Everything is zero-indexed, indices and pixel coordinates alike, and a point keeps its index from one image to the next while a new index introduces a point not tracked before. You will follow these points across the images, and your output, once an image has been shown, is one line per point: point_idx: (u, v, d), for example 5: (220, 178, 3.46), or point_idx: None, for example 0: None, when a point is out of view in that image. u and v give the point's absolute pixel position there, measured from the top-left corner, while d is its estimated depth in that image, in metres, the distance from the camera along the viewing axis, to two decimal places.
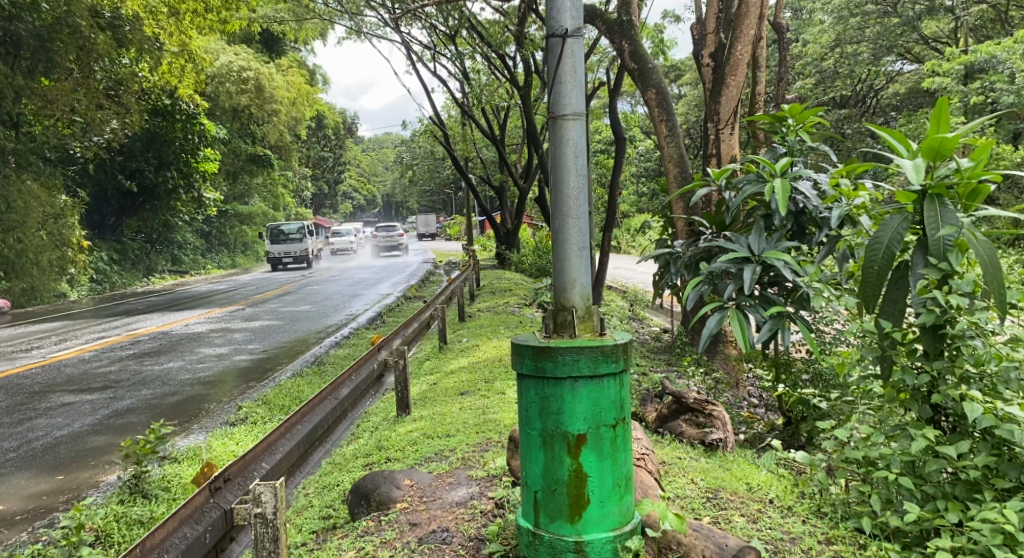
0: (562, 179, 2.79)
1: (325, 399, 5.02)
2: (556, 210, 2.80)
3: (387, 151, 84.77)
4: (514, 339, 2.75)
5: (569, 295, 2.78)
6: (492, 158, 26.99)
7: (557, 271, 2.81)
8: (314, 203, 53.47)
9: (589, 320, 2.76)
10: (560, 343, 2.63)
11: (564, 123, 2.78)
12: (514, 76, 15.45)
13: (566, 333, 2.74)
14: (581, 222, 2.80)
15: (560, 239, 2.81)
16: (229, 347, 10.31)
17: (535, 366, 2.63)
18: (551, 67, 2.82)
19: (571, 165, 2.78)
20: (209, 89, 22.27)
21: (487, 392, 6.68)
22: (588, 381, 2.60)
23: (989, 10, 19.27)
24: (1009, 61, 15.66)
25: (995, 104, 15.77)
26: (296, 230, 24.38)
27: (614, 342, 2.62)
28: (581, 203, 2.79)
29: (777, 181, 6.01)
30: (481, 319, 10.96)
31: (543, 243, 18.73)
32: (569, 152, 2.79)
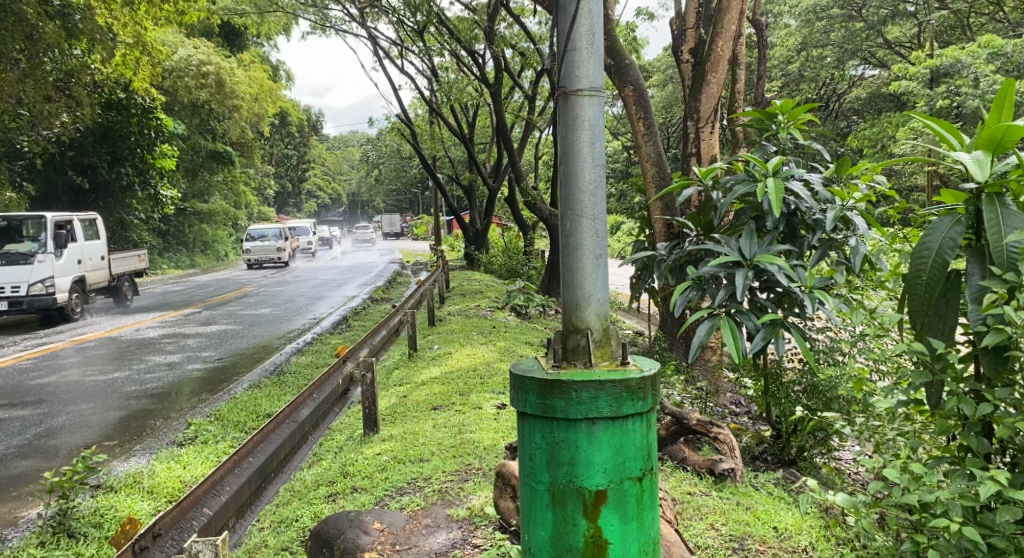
0: (575, 166, 2.40)
1: (282, 424, 4.41)
2: (568, 205, 2.40)
3: (352, 150, 84.04)
4: (513, 368, 2.33)
5: (584, 311, 2.37)
6: (460, 157, 26.45)
7: (568, 282, 2.40)
8: (278, 202, 52.35)
9: (607, 346, 2.36)
10: (572, 374, 2.23)
11: (579, 103, 2.40)
12: (484, 73, 14.92)
13: (579, 361, 2.34)
14: (597, 222, 2.40)
15: (572, 243, 2.41)
16: (181, 355, 9.60)
17: (543, 405, 2.21)
18: (562, 30, 2.42)
19: (587, 152, 2.40)
20: (166, 83, 21.28)
21: (463, 407, 6.16)
22: (609, 422, 2.19)
23: (951, 16, 19.44)
24: (974, 66, 15.72)
25: (959, 108, 15.74)
26: (33, 235, 11.84)
27: (642, 373, 2.21)
28: (597, 200, 2.41)
29: (771, 181, 5.53)
30: (452, 324, 10.45)
31: (514, 244, 18.39)
32: (584, 137, 2.40)
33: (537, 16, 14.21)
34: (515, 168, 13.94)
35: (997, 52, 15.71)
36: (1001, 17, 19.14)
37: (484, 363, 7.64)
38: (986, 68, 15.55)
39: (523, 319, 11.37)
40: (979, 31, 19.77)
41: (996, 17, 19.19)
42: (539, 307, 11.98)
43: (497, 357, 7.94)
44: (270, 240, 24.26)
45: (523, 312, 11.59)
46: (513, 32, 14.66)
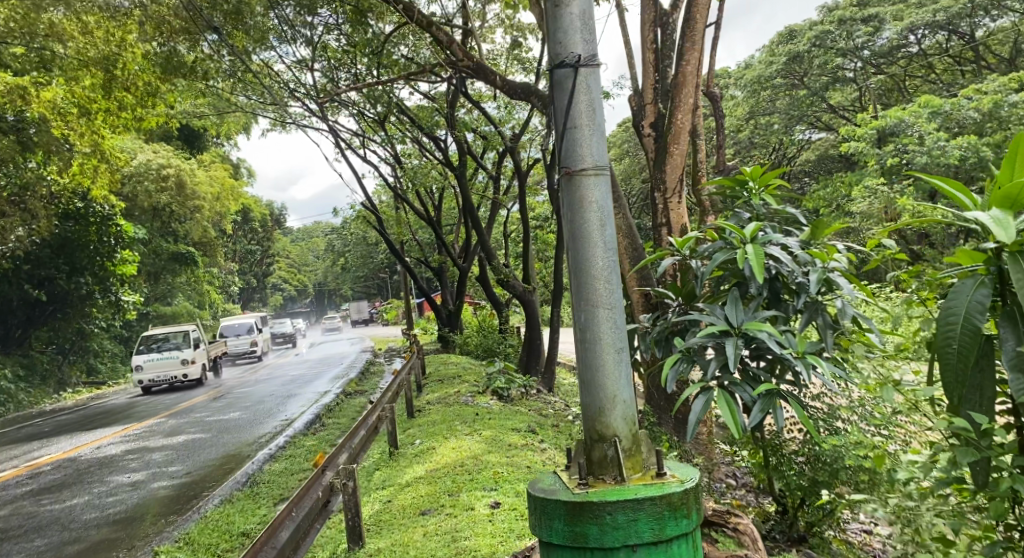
0: (587, 253, 2.59)
1: (262, 552, 3.93)
2: (583, 297, 2.59)
3: (317, 240, 83.75)
4: (534, 490, 2.48)
5: (609, 414, 2.55)
6: (428, 240, 26.35)
7: (590, 379, 2.58)
8: (243, 297, 51.47)
9: (636, 455, 2.54)
10: (603, 494, 2.38)
11: (585, 187, 2.61)
12: (448, 158, 14.92)
13: (607, 474, 2.51)
14: (615, 310, 2.59)
15: (590, 334, 2.59)
16: (146, 473, 9.05)
17: (574, 529, 2.37)
18: (563, 108, 2.64)
19: (597, 240, 2.59)
20: (125, 189, 21.12)
21: (454, 508, 5.77)
22: (650, 546, 2.35)
23: (885, 82, 20.42)
24: (916, 125, 16.31)
25: (908, 165, 16.22)
26: None
27: (684, 486, 2.40)
28: (612, 289, 2.60)
29: (750, 247, 5.37)
30: (433, 414, 10.03)
31: (488, 323, 18.14)
32: (593, 217, 2.60)
33: (496, 100, 14.34)
34: (485, 249, 13.74)
35: (935, 111, 16.51)
36: (933, 78, 20.08)
37: (471, 456, 7.28)
38: (929, 126, 16.11)
39: (505, 401, 11.05)
40: (914, 92, 20.65)
41: (927, 80, 20.11)
42: (521, 388, 11.65)
43: (484, 448, 7.57)
44: (171, 355, 17.74)
45: (505, 394, 11.29)
46: (474, 117, 14.75)
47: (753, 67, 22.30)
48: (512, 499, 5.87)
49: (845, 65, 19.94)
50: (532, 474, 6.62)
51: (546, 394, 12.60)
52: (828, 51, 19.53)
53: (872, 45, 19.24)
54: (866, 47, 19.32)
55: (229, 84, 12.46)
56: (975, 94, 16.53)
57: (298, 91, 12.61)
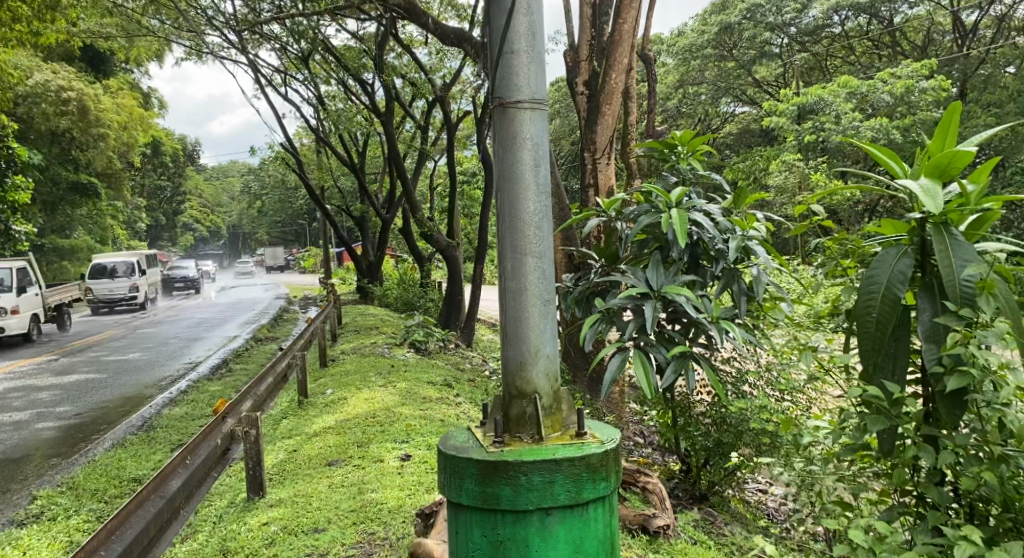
0: (517, 195, 2.49)
1: (145, 501, 3.62)
2: (511, 244, 2.49)
3: (233, 181, 80.85)
4: (444, 448, 2.38)
5: (531, 369, 2.48)
6: (350, 187, 25.68)
7: (513, 331, 2.50)
8: (151, 236, 49.32)
9: (557, 414, 2.48)
10: (520, 453, 2.29)
11: (521, 123, 2.49)
12: (374, 103, 14.42)
13: (524, 432, 2.43)
14: (542, 260, 2.50)
15: (517, 283, 2.49)
16: (30, 412, 8.58)
17: (484, 492, 2.27)
18: (499, 33, 2.52)
19: (529, 182, 2.49)
20: (19, 111, 19.58)
21: (363, 460, 5.62)
22: (566, 510, 2.27)
23: (810, 59, 20.85)
24: (835, 104, 16.71)
25: (825, 143, 16.68)
26: None
27: (604, 447, 2.33)
28: (541, 238, 2.50)
29: (675, 211, 5.29)
30: (346, 364, 9.80)
31: (408, 275, 17.86)
32: (527, 156, 2.49)
33: (427, 46, 13.89)
34: (409, 199, 13.41)
35: (852, 91, 16.82)
36: (853, 60, 20.58)
37: (383, 408, 7.12)
38: (846, 106, 16.48)
39: (422, 354, 10.91)
40: (835, 72, 21.13)
41: (848, 60, 20.63)
42: (439, 342, 11.52)
43: (398, 401, 7.40)
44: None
45: (422, 347, 11.13)
46: (403, 62, 14.30)
47: (685, 35, 22.38)
48: (422, 452, 5.74)
49: (773, 40, 20.26)
50: (444, 427, 6.51)
51: (463, 348, 12.52)
52: (758, 24, 19.74)
53: (800, 22, 19.56)
54: (794, 24, 19.64)
55: (139, 4, 11.62)
56: (890, 78, 16.91)
57: (215, 18, 11.91)
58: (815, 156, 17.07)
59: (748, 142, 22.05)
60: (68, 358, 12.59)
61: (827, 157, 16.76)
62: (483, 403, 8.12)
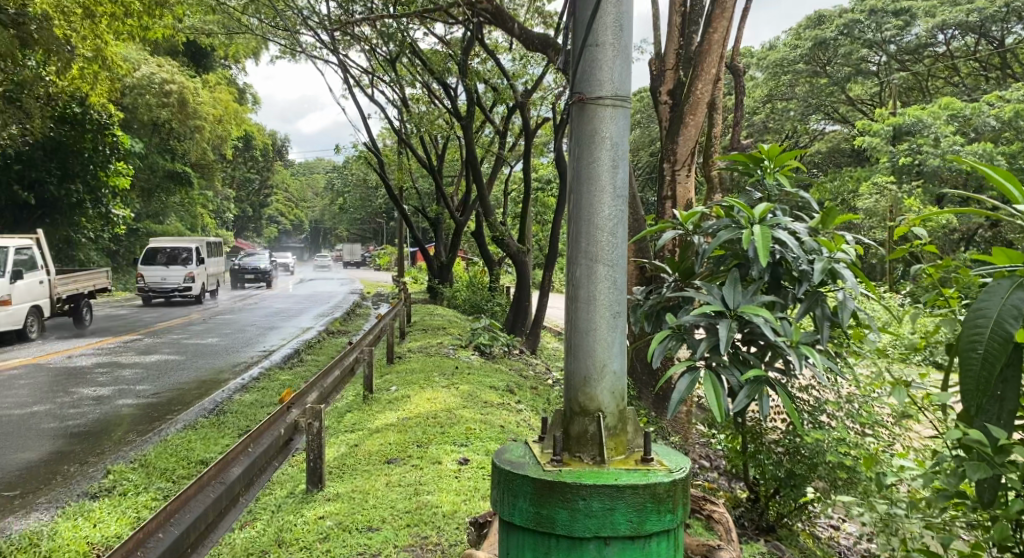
0: (592, 199, 2.40)
1: (205, 487, 3.55)
2: (582, 250, 2.41)
3: (318, 177, 83.00)
4: (500, 461, 2.33)
5: (595, 385, 2.39)
6: (428, 188, 25.94)
7: (580, 344, 2.41)
8: (237, 226, 50.99)
9: (620, 436, 2.38)
10: (578, 475, 2.21)
11: (601, 122, 2.41)
12: (456, 106, 14.49)
13: (585, 452, 2.35)
14: (614, 269, 2.41)
15: (586, 291, 2.41)
16: (112, 388, 8.90)
17: (539, 513, 2.20)
18: (584, 27, 2.44)
19: (604, 186, 2.40)
20: (125, 100, 20.52)
21: (421, 460, 5.57)
22: (625, 541, 2.18)
23: (909, 78, 20.02)
24: (934, 126, 15.94)
25: (920, 166, 15.97)
26: None
27: (672, 477, 2.22)
28: (615, 246, 2.41)
29: (758, 228, 5.04)
30: (412, 362, 9.83)
31: (478, 279, 17.88)
32: (604, 156, 2.40)
33: (512, 51, 13.89)
34: (484, 203, 13.41)
35: (954, 114, 16.21)
36: (955, 81, 19.63)
37: (445, 409, 7.07)
38: (946, 129, 15.82)
39: (487, 358, 10.86)
40: (934, 93, 20.24)
41: (951, 81, 19.72)
42: (504, 347, 11.45)
43: (460, 403, 7.34)
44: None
45: (487, 351, 11.09)
46: (487, 67, 14.34)
47: (777, 49, 21.80)
48: (481, 458, 5.65)
49: (870, 57, 19.56)
50: (505, 434, 6.41)
51: (529, 355, 12.43)
52: (855, 40, 19.09)
53: (899, 40, 18.82)
54: (893, 42, 18.92)
55: (241, 3, 12.01)
56: (996, 102, 16.07)
57: (310, 19, 12.19)
58: (908, 179, 16.32)
59: (836, 162, 21.32)
60: (151, 338, 13.03)
61: (922, 181, 16.01)
62: (544, 411, 7.99)
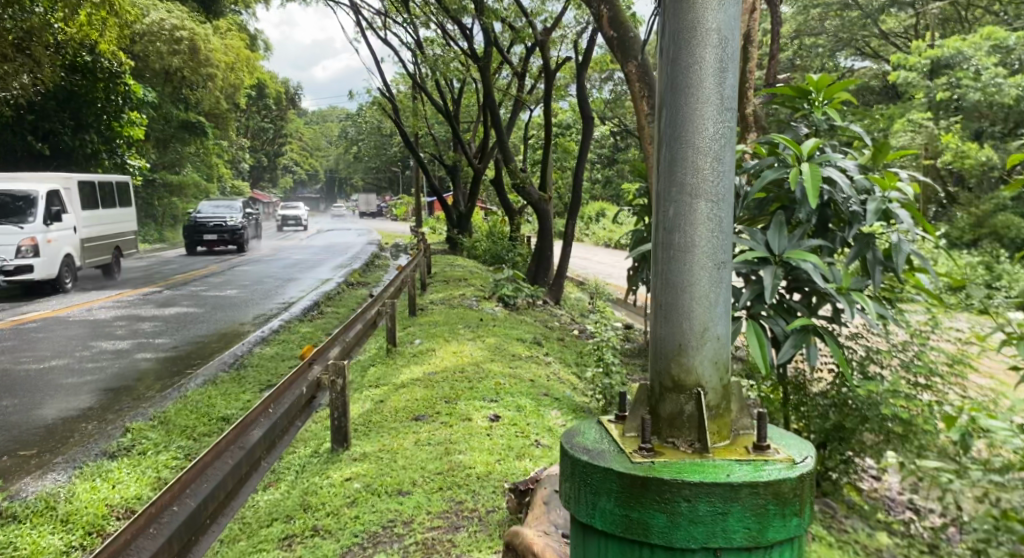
0: (694, 111, 2.02)
1: (222, 453, 3.23)
2: (680, 181, 2.03)
3: (332, 128, 82.43)
4: (574, 450, 1.98)
5: (693, 356, 2.04)
6: (444, 136, 25.46)
7: (675, 305, 2.06)
8: (254, 176, 50.59)
9: (724, 418, 2.03)
10: (677, 470, 1.86)
11: (704, 10, 2.03)
12: (473, 48, 13.91)
13: (679, 437, 2.01)
14: (717, 203, 2.03)
15: (684, 233, 2.04)
16: (131, 342, 8.69)
17: (627, 514, 1.85)
18: None
19: (709, 94, 2.02)
20: (136, 49, 20.06)
21: (450, 418, 5.28)
22: (739, 554, 1.84)
23: (946, 9, 19.11)
24: (975, 58, 15.13)
25: (959, 101, 15.28)
26: None
27: (796, 473, 1.88)
28: (718, 176, 2.03)
29: (807, 164, 4.53)
30: (436, 314, 9.56)
31: (498, 228, 17.52)
32: (710, 57, 2.02)
33: None
34: (503, 147, 12.94)
35: (997, 45, 15.37)
36: (995, 11, 18.68)
37: (471, 363, 6.77)
38: (988, 61, 15.00)
39: (511, 309, 10.55)
40: (973, 24, 19.33)
41: (991, 11, 18.79)
42: (528, 298, 11.13)
43: (486, 356, 7.05)
44: None
45: (511, 302, 10.76)
46: None
47: None
48: (513, 415, 5.35)
49: None
50: (535, 389, 6.09)
51: (553, 307, 12.13)
52: None
53: None
54: None
55: None
56: None
57: None
58: (947, 115, 15.65)
59: (866, 99, 20.58)
60: (169, 290, 12.80)
61: (962, 117, 15.35)
62: (574, 365, 7.69)
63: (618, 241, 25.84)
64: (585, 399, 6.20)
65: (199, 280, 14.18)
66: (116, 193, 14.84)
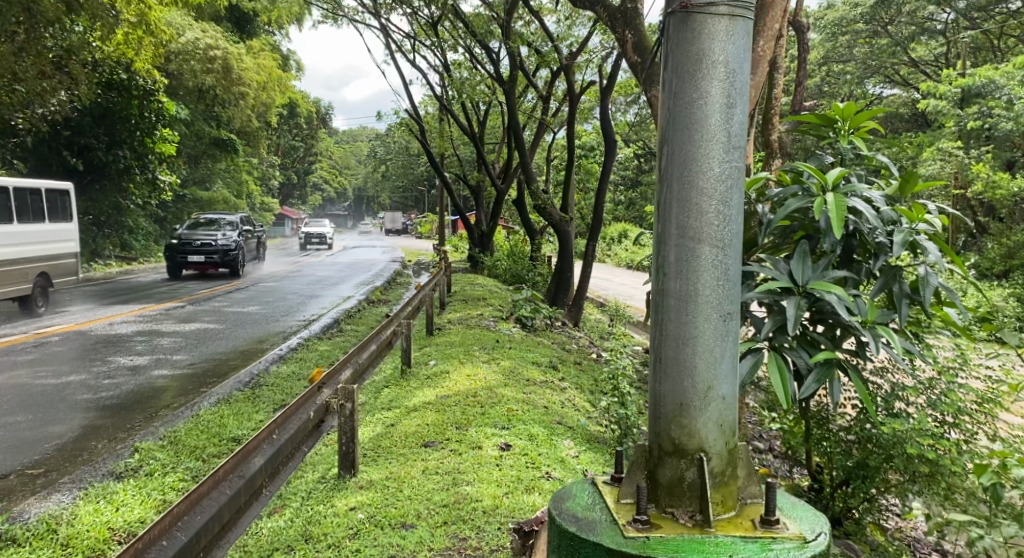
0: (701, 150, 2.42)
1: (221, 482, 3.17)
2: (687, 226, 2.43)
3: (360, 146, 83.03)
4: (564, 520, 2.46)
5: (695, 415, 2.44)
6: (469, 156, 25.51)
7: (681, 356, 2.46)
8: (282, 192, 50.84)
9: (727, 490, 2.46)
10: (670, 547, 2.30)
11: (712, 40, 2.41)
12: (499, 71, 13.91)
13: (682, 507, 2.44)
14: (719, 249, 2.44)
15: (689, 275, 2.44)
16: (149, 358, 8.70)
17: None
18: None
19: (715, 131, 2.42)
20: (170, 67, 20.35)
21: (460, 445, 5.18)
22: None
23: (978, 37, 18.83)
24: (1008, 87, 14.83)
25: (990, 131, 14.99)
26: None
27: (805, 551, 2.29)
28: (721, 226, 2.43)
29: (832, 196, 4.37)
30: (453, 335, 9.49)
31: (520, 248, 17.44)
32: (715, 105, 2.42)
33: (558, 12, 13.23)
34: (526, 170, 12.88)
35: None
36: None
37: (484, 387, 6.66)
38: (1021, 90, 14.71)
39: (529, 331, 10.44)
40: (1005, 53, 19.02)
41: None
42: (546, 319, 11.03)
43: (501, 380, 6.93)
44: None
45: (528, 323, 10.65)
46: (532, 30, 13.74)
47: (835, 8, 20.64)
48: (524, 443, 5.25)
49: (936, 15, 18.45)
50: (550, 416, 5.98)
51: (571, 328, 12.01)
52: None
53: None
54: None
55: None
56: None
57: None
58: (977, 144, 15.40)
59: (894, 126, 20.33)
60: (191, 305, 12.87)
61: (992, 147, 15.07)
62: (589, 391, 7.56)
63: (640, 263, 25.64)
64: (599, 428, 6.07)
65: (222, 296, 14.28)
66: (48, 204, 11.64)
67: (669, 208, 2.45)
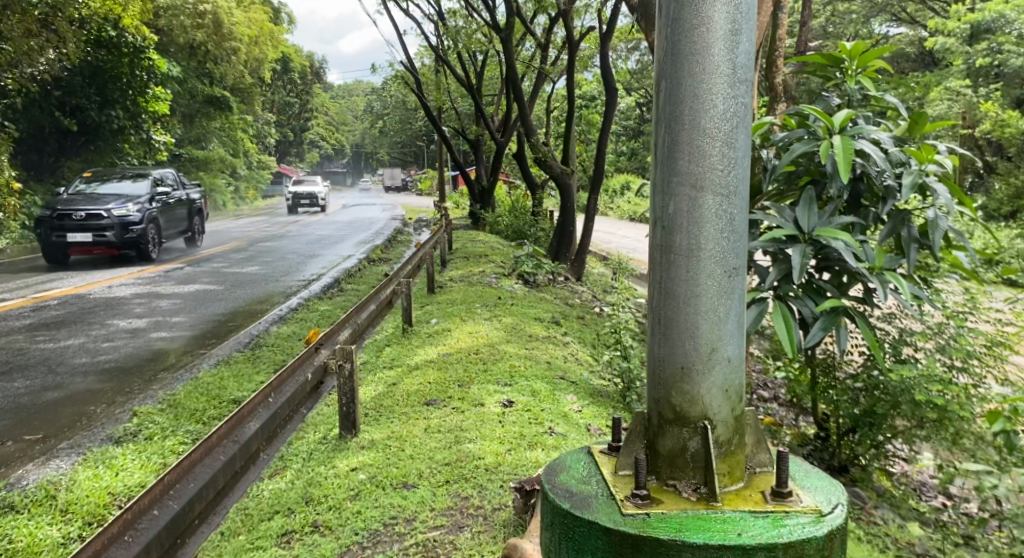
0: (701, 84, 2.23)
1: (213, 448, 3.10)
2: (686, 171, 2.25)
3: (357, 101, 82.12)
4: (559, 499, 2.25)
5: (699, 379, 2.27)
6: (467, 110, 25.11)
7: (683, 318, 2.28)
8: (279, 150, 50.18)
9: (735, 461, 2.30)
10: (673, 528, 2.09)
11: None
12: (495, 19, 13.57)
13: (682, 478, 2.28)
14: (722, 197, 2.24)
15: (692, 228, 2.25)
16: (148, 320, 8.62)
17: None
18: None
19: (718, 62, 2.23)
20: (160, 23, 19.94)
21: (462, 403, 5.10)
22: None
23: None
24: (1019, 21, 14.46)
25: (1000, 67, 14.66)
26: None
27: (819, 529, 2.10)
28: (723, 172, 2.24)
29: (840, 138, 4.20)
30: (454, 292, 9.39)
31: (521, 202, 17.25)
32: (717, 31, 2.22)
33: None
34: (525, 120, 12.65)
35: None
36: None
37: (486, 344, 6.57)
38: None
39: (531, 286, 10.34)
40: None
41: None
42: (549, 275, 10.90)
43: (503, 337, 6.85)
44: None
45: (531, 280, 10.55)
46: None
47: None
48: (527, 399, 5.16)
49: None
50: (552, 372, 5.89)
51: (574, 283, 11.89)
52: None
53: None
54: None
55: None
56: None
57: None
58: (986, 82, 15.13)
59: (900, 66, 19.95)
60: (189, 266, 12.76)
61: (1002, 84, 14.76)
62: (593, 346, 7.47)
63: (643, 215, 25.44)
64: (604, 383, 5.99)
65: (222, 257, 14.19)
66: None
67: (669, 152, 2.26)
